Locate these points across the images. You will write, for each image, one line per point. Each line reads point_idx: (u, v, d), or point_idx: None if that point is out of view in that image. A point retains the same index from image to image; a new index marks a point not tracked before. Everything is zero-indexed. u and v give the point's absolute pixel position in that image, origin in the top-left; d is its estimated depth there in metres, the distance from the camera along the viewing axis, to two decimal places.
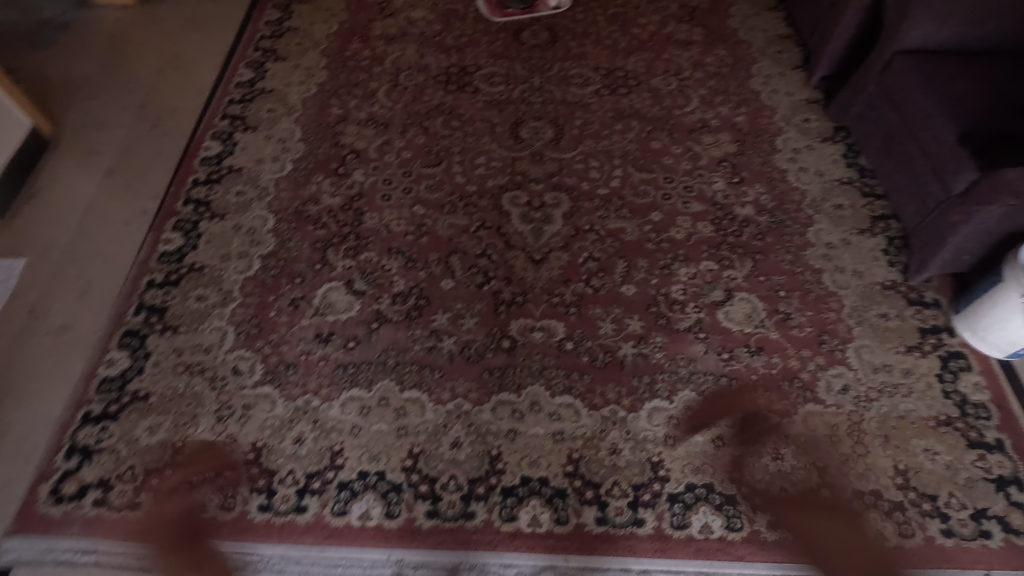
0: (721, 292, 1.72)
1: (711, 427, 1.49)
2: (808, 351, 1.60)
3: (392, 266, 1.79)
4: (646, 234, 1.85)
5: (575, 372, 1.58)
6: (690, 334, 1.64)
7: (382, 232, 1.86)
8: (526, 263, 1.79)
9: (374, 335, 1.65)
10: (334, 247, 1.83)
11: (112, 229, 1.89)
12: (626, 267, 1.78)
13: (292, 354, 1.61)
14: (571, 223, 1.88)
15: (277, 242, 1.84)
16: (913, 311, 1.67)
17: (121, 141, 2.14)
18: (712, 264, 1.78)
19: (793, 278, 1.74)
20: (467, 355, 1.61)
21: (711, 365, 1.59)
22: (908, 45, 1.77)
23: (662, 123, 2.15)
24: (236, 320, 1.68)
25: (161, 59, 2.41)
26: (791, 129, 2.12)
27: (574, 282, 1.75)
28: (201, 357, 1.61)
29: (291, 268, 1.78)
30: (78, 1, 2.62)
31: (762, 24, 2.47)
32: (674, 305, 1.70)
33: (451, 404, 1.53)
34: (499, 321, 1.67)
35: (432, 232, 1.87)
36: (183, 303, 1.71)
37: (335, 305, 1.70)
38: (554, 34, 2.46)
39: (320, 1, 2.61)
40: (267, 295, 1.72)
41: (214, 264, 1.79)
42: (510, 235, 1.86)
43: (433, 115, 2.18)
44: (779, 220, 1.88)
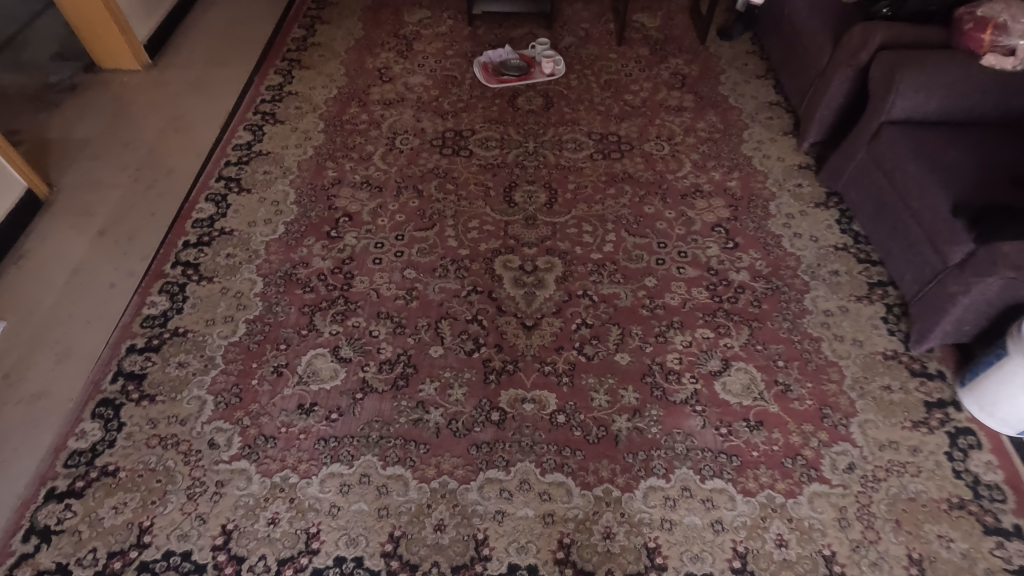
0: (718, 361, 1.67)
1: (710, 508, 1.41)
2: (811, 426, 1.54)
3: (380, 332, 1.75)
4: (640, 300, 1.82)
5: (567, 447, 1.51)
6: (687, 407, 1.58)
7: (372, 296, 1.83)
8: (518, 330, 1.75)
9: (359, 406, 1.59)
10: (322, 312, 1.79)
11: (98, 291, 1.86)
12: (620, 334, 1.74)
13: (272, 426, 1.55)
14: (564, 288, 1.85)
15: (264, 306, 1.81)
16: (916, 383, 1.62)
17: (115, 201, 2.14)
18: (709, 331, 1.74)
19: (791, 347, 1.70)
20: (454, 428, 1.55)
21: (709, 441, 1.52)
22: (895, 116, 1.79)
23: (655, 187, 2.16)
24: (217, 389, 1.62)
25: (162, 120, 2.46)
26: (783, 194, 2.13)
27: (567, 349, 1.70)
28: (176, 429, 1.54)
29: (276, 333, 1.74)
30: (86, 65, 2.69)
31: (752, 90, 2.53)
32: (670, 375, 1.64)
33: (436, 482, 1.45)
34: (489, 391, 1.62)
35: (422, 296, 1.84)
36: (162, 370, 1.66)
37: (319, 373, 1.65)
38: (549, 99, 2.51)
39: (321, 67, 2.68)
40: (250, 363, 1.68)
41: (198, 329, 1.75)
42: (502, 300, 1.82)
43: (428, 178, 2.20)
44: (775, 287, 1.85)
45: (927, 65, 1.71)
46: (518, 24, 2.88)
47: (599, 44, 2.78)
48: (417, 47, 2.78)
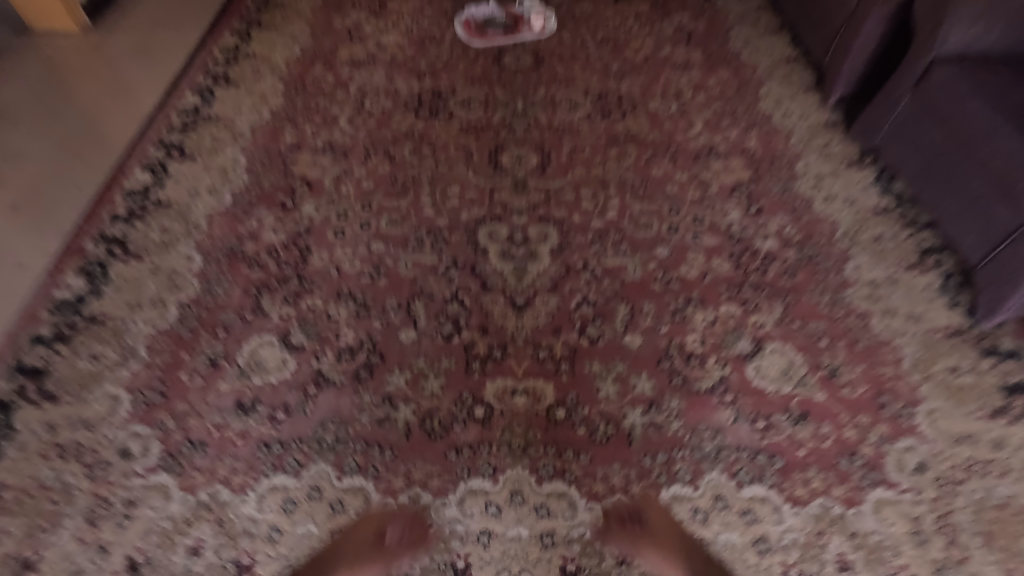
0: (748, 342, 1.38)
1: (750, 523, 1.12)
2: (868, 417, 1.25)
3: (341, 314, 1.45)
4: (652, 273, 1.53)
5: (568, 449, 1.21)
6: (714, 397, 1.29)
7: (331, 274, 1.53)
8: (507, 310, 1.46)
9: (311, 403, 1.29)
10: (271, 292, 1.49)
11: (3, 272, 1.55)
12: (629, 312, 1.45)
13: (201, 429, 1.25)
14: (561, 260, 1.56)
15: (201, 286, 1.51)
16: (989, 365, 1.34)
17: (36, 173, 1.83)
18: (735, 307, 1.45)
19: (834, 324, 1.42)
20: (429, 428, 1.25)
21: (744, 437, 1.23)
22: (950, 52, 1.52)
23: (663, 148, 1.88)
24: (136, 385, 1.31)
25: (99, 85, 2.15)
26: (810, 154, 1.85)
27: (566, 331, 1.41)
28: (82, 436, 1.23)
29: (214, 318, 1.44)
30: (17, 29, 2.38)
31: (767, 46, 2.25)
32: (692, 360, 1.35)
33: (405, 496, 1.17)
34: (472, 383, 1.32)
35: (392, 272, 1.54)
36: (69, 364, 1.35)
37: (263, 364, 1.35)
38: (539, 58, 2.23)
39: (282, 27, 2.38)
40: (179, 353, 1.37)
41: (119, 314, 1.44)
42: (487, 275, 1.53)
43: (401, 142, 1.90)
44: (809, 255, 1.57)
45: None
46: None
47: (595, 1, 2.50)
48: (391, 5, 2.48)
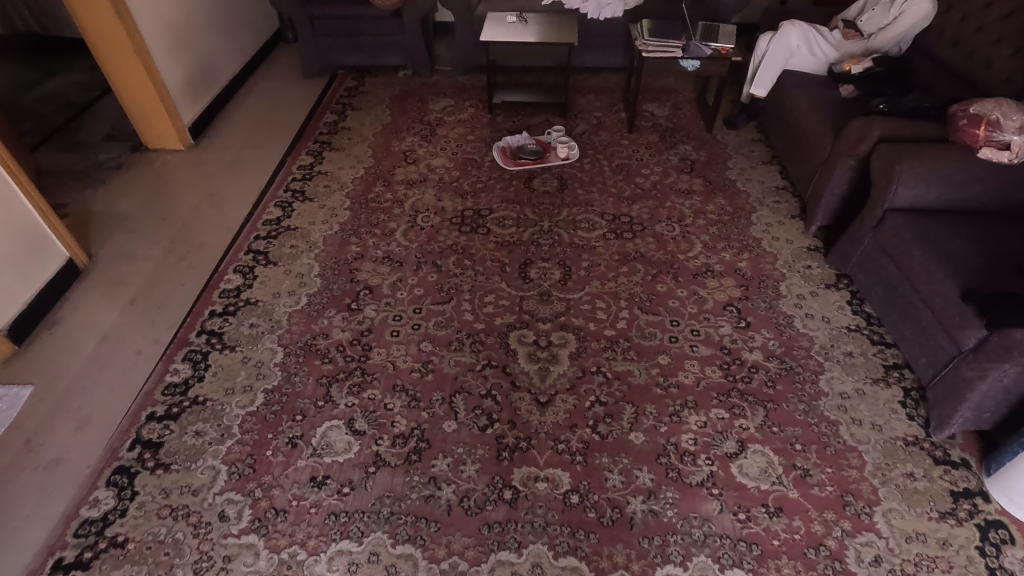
0: (734, 443, 1.65)
1: None
2: (835, 513, 1.49)
3: (395, 405, 1.76)
4: (654, 377, 1.83)
5: (581, 530, 1.48)
6: (703, 490, 1.55)
7: (388, 368, 1.87)
8: (532, 406, 1.75)
9: (370, 480, 1.58)
10: (339, 383, 1.82)
11: (124, 358, 1.92)
12: (634, 412, 1.73)
13: (283, 499, 1.54)
14: (577, 364, 1.87)
15: (283, 375, 1.85)
16: (940, 472, 1.58)
17: (148, 272, 2.24)
18: (724, 411, 1.73)
19: (808, 430, 1.68)
20: (466, 506, 1.53)
21: (728, 526, 1.48)
22: (898, 204, 1.85)
23: (666, 267, 2.22)
24: (231, 458, 1.63)
25: (198, 196, 2.61)
26: (793, 275, 2.17)
27: (581, 427, 1.70)
28: (188, 500, 1.54)
29: (293, 404, 1.76)
30: (133, 146, 2.92)
31: (758, 176, 2.64)
32: (685, 457, 1.62)
33: (446, 563, 1.43)
34: (502, 469, 1.60)
35: (437, 369, 1.86)
36: (179, 439, 1.68)
37: (333, 446, 1.66)
38: (563, 182, 2.64)
39: (350, 149, 2.85)
40: (265, 432, 1.69)
41: (217, 398, 1.78)
42: (516, 374, 1.84)
43: (446, 254, 2.28)
44: (789, 367, 1.85)
45: (925, 157, 1.79)
46: (533, 112, 3.08)
47: (612, 131, 2.94)
48: (440, 132, 2.95)
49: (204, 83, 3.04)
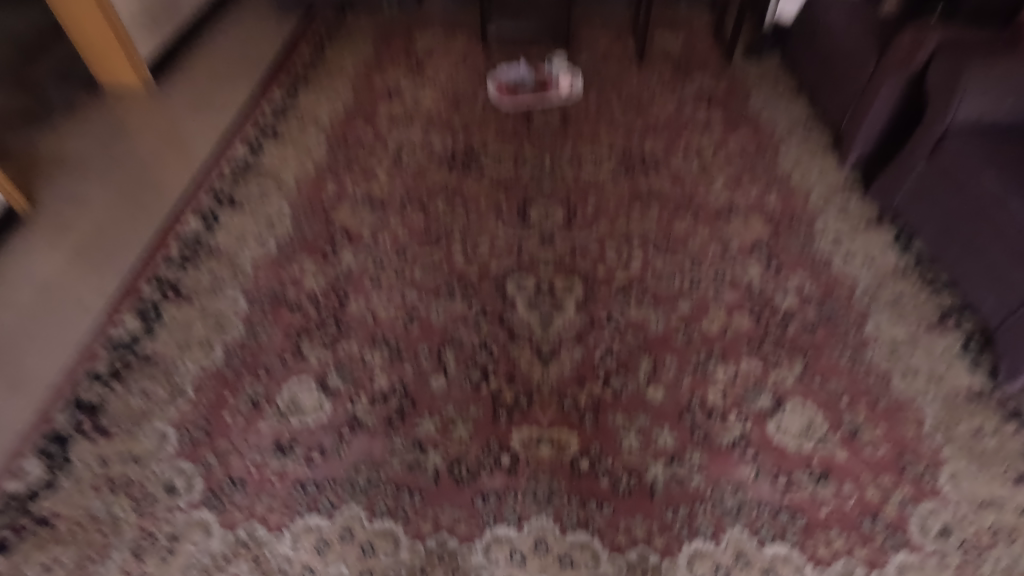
0: (769, 398, 1.41)
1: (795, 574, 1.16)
2: (893, 477, 1.27)
3: (374, 359, 1.52)
4: (674, 327, 1.58)
5: (591, 500, 1.25)
6: (735, 453, 1.32)
7: (367, 319, 1.62)
8: (533, 359, 1.51)
9: (344, 446, 1.35)
10: (309, 336, 1.58)
11: (65, 312, 1.67)
12: (652, 364, 1.49)
13: (242, 468, 1.31)
14: (585, 312, 1.62)
15: (245, 328, 1.60)
16: (1012, 429, 1.36)
17: (98, 217, 1.97)
18: (756, 363, 1.49)
19: (854, 382, 1.44)
20: (457, 473, 1.30)
21: (766, 494, 1.25)
22: (963, 119, 1.56)
23: (685, 204, 1.94)
24: (183, 422, 1.39)
25: (157, 137, 2.31)
26: (830, 209, 1.89)
27: (590, 382, 1.46)
28: (130, 470, 1.31)
29: (256, 360, 1.52)
30: (87, 85, 2.60)
31: (784, 108, 2.35)
32: (713, 415, 1.39)
33: (433, 540, 1.21)
34: (499, 430, 1.37)
35: (424, 319, 1.62)
36: (122, 400, 1.44)
37: (300, 406, 1.42)
38: (566, 115, 2.34)
39: (328, 84, 2.55)
40: (223, 392, 1.45)
41: (169, 353, 1.54)
42: (514, 324, 1.60)
43: (434, 193, 2.00)
44: (830, 312, 1.60)
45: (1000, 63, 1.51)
46: (531, 45, 2.76)
47: (619, 61, 2.64)
48: (428, 67, 2.64)
49: (165, 15, 2.73)
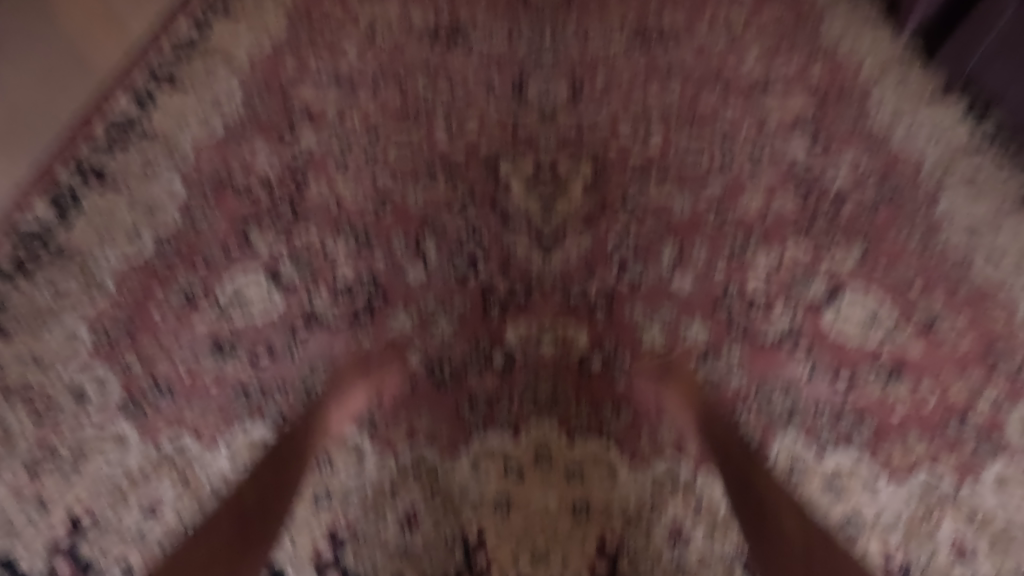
0: (823, 286, 1.16)
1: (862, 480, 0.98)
2: (957, 375, 1.05)
3: (338, 249, 1.24)
4: (703, 210, 1.29)
5: (606, 405, 1.04)
6: (783, 350, 1.08)
7: (330, 204, 1.32)
8: (531, 247, 1.24)
9: (298, 346, 1.11)
10: (260, 224, 1.29)
11: None
12: (677, 251, 1.22)
13: (170, 371, 1.08)
14: (596, 195, 1.33)
15: (183, 216, 1.31)
16: None
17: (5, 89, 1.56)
18: (805, 246, 1.22)
19: (926, 267, 1.18)
20: (438, 377, 1.06)
21: (823, 393, 1.04)
22: None
23: (712, 77, 1.55)
24: (100, 318, 1.14)
25: None
26: (887, 79, 1.52)
27: (602, 272, 1.19)
28: (34, 377, 1.07)
29: (195, 250, 1.24)
30: None
31: None
32: (754, 308, 1.13)
33: (408, 455, 1.00)
34: (491, 328, 1.12)
35: (399, 205, 1.32)
36: (28, 298, 1.17)
37: (246, 299, 1.17)
38: None
39: None
40: (151, 285, 1.19)
41: (88, 245, 1.25)
42: (507, 209, 1.31)
43: (414, 72, 1.59)
44: (892, 190, 1.32)
45: None
46: None
47: None
48: None
49: None
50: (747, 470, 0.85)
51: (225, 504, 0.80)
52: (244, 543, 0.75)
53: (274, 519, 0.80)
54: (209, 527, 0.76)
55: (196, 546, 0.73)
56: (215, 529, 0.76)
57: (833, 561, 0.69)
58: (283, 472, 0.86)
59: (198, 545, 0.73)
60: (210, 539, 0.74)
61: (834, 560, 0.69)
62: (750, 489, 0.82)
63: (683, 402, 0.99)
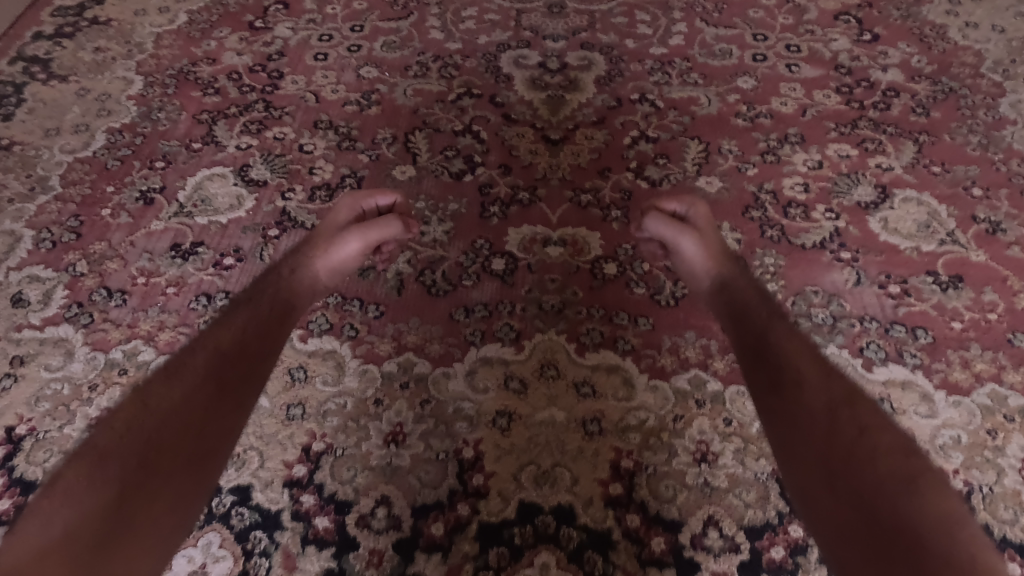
0: (871, 188, 1.03)
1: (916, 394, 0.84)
2: (1010, 286, 0.92)
3: (317, 146, 1.09)
4: (733, 106, 1.14)
5: (622, 313, 0.92)
6: (826, 254, 0.96)
7: (308, 100, 1.16)
8: (538, 144, 1.09)
9: (268, 250, 0.98)
10: (228, 120, 1.13)
11: None
12: (703, 150, 1.08)
13: (122, 276, 0.94)
14: (609, 91, 1.17)
15: (140, 111, 1.14)
16: None
17: None
18: (848, 147, 1.08)
19: (989, 168, 1.04)
20: (429, 282, 0.94)
21: (870, 304, 0.92)
22: None
23: None
24: (43, 222, 0.99)
25: None
26: None
27: (618, 171, 1.05)
28: None
29: (154, 146, 1.09)
30: None
31: None
32: (792, 209, 1.01)
33: (393, 365, 0.88)
34: (490, 230, 0.98)
35: (387, 101, 1.16)
36: None
37: (213, 202, 1.02)
38: None
39: None
40: (101, 185, 1.04)
41: (30, 140, 1.09)
42: (510, 105, 1.15)
43: None
44: (947, 89, 1.15)
45: None
46: None
47: None
48: None
49: None
50: (765, 335, 0.76)
51: (202, 339, 0.69)
52: (218, 395, 0.67)
53: (255, 367, 0.72)
54: (177, 369, 0.66)
55: (167, 382, 0.64)
56: (186, 371, 0.66)
57: (824, 452, 0.62)
58: (263, 320, 0.76)
59: (170, 384, 0.64)
60: (185, 383, 0.65)
61: (828, 449, 0.62)
62: (767, 350, 0.75)
63: (713, 251, 0.89)
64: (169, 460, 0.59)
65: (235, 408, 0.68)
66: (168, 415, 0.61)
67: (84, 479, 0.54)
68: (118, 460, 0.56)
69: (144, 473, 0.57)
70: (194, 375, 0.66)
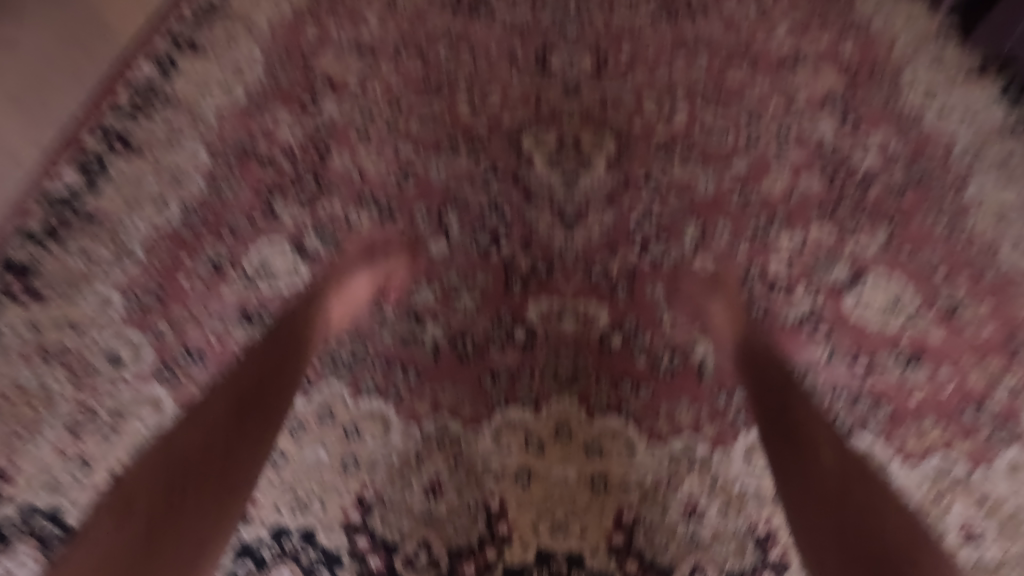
0: (846, 269, 1.19)
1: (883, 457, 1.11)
2: (965, 362, 1.14)
3: (362, 220, 1.25)
4: (728, 188, 1.26)
5: (625, 381, 1.09)
6: (804, 330, 1.16)
7: (352, 176, 1.28)
8: (555, 223, 1.23)
9: None
10: (282, 192, 1.26)
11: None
12: (700, 230, 1.22)
13: (200, 337, 1.17)
14: (618, 170, 1.28)
15: (206, 184, 1.26)
16: None
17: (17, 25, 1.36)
18: (829, 230, 1.21)
19: (952, 252, 1.20)
20: (461, 349, 1.11)
21: (841, 378, 1.14)
22: None
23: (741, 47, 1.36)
24: (132, 286, 1.18)
25: None
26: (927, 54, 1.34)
27: (625, 250, 1.20)
28: (69, 340, 1.15)
29: (220, 218, 1.24)
30: None
31: None
32: (775, 288, 1.18)
33: (432, 428, 1.07)
34: (513, 303, 1.15)
35: (421, 176, 1.28)
36: (62, 265, 1.18)
37: (273, 270, 1.22)
38: None
39: None
40: (178, 254, 1.21)
41: (116, 215, 1.23)
42: (528, 181, 1.27)
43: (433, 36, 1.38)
44: (922, 172, 1.26)
45: None
46: None
47: None
48: None
49: None
50: (787, 402, 0.99)
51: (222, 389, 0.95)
52: (235, 436, 0.90)
53: (266, 408, 0.94)
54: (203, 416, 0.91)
55: (193, 429, 0.89)
56: (205, 419, 0.90)
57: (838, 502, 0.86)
58: (293, 362, 1.00)
59: (172, 450, 0.88)
60: (188, 445, 0.87)
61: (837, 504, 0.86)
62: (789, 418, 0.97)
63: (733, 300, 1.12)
64: (191, 495, 0.83)
65: (251, 445, 0.91)
66: (194, 454, 0.86)
67: (122, 518, 0.81)
68: (148, 497, 0.82)
69: (166, 507, 0.81)
70: (206, 427, 0.89)
